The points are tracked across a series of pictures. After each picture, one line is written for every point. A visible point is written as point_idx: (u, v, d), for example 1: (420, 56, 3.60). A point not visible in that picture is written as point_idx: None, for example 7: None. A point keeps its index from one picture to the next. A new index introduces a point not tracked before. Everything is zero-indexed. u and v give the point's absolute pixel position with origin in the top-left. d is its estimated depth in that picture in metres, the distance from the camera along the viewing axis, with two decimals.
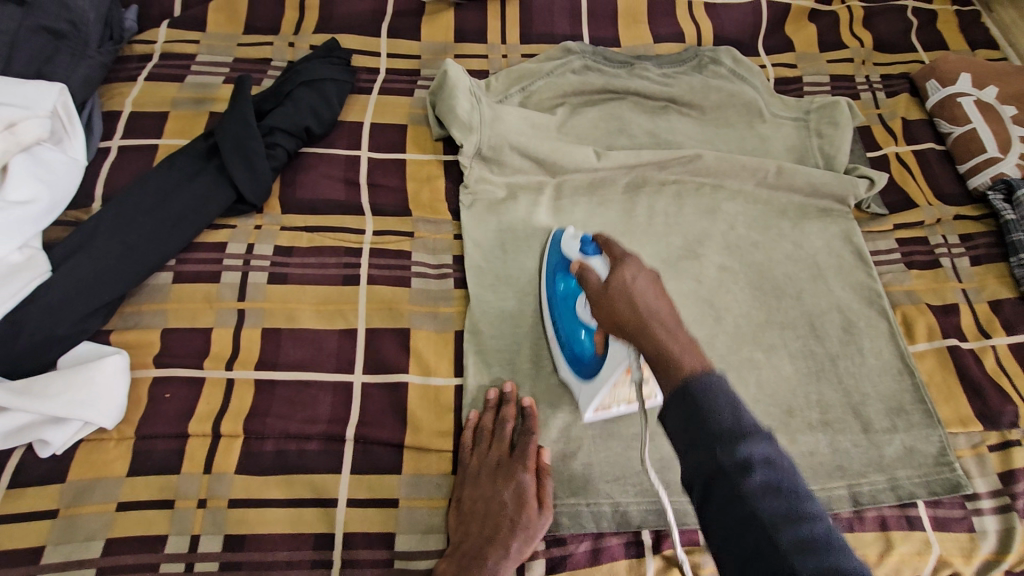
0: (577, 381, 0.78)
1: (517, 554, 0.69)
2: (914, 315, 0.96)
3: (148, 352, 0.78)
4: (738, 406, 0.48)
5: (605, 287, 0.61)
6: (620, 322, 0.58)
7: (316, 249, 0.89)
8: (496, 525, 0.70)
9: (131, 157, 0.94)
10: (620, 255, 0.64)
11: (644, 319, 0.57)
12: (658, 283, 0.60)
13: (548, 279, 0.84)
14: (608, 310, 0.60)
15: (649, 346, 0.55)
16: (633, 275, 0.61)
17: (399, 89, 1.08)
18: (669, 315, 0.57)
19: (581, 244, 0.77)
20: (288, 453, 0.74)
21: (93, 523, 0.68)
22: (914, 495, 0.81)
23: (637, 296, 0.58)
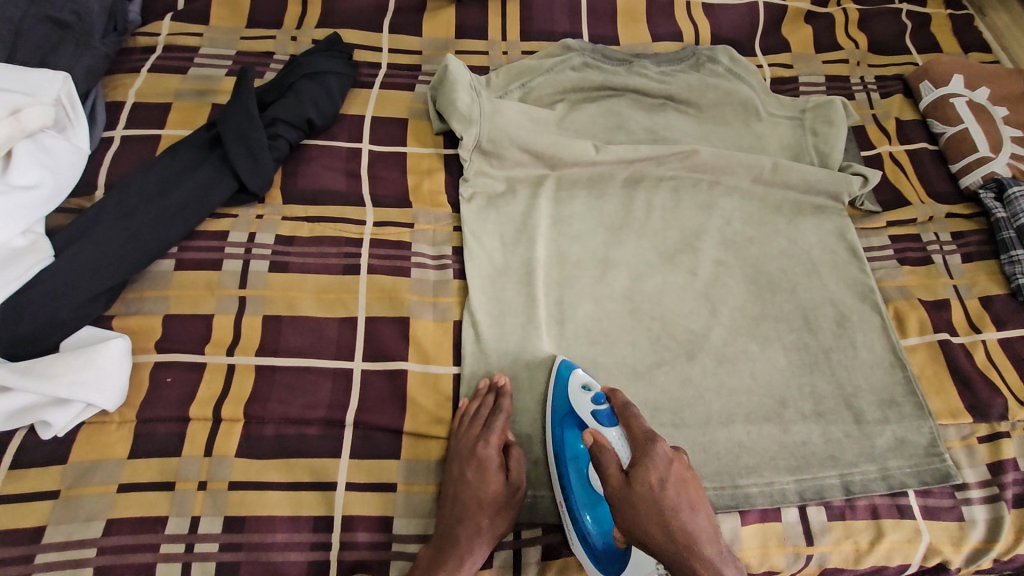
0: (593, 570, 0.71)
1: (489, 532, 0.70)
2: (906, 309, 0.97)
3: (150, 337, 0.79)
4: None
5: (631, 489, 0.64)
6: (653, 544, 0.62)
7: (317, 239, 0.90)
8: (472, 505, 0.71)
9: (134, 146, 0.95)
10: (644, 445, 0.66)
11: (681, 547, 0.61)
12: (685, 485, 0.65)
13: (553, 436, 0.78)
14: (635, 522, 0.63)
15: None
16: (662, 480, 0.64)
17: (401, 83, 1.09)
18: (704, 533, 0.63)
19: (596, 412, 0.76)
20: (288, 438, 0.75)
21: (94, 503, 0.68)
22: (904, 484, 0.82)
23: (666, 508, 0.62)
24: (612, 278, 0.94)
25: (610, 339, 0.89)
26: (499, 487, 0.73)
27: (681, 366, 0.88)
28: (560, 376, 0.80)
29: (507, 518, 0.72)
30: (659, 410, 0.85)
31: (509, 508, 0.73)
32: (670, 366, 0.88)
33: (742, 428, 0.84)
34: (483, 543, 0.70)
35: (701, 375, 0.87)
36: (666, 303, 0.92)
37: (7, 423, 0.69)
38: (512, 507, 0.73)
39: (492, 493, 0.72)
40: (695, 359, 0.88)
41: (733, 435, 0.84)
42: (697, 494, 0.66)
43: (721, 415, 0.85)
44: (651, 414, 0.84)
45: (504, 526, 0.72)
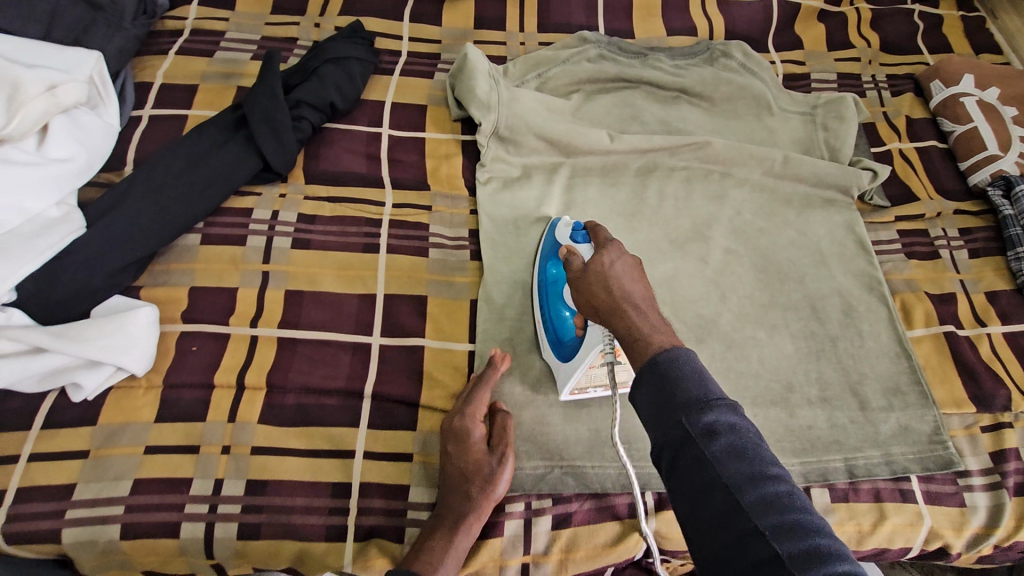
0: (556, 361, 0.80)
1: (478, 500, 0.71)
2: (913, 302, 0.99)
3: (177, 308, 0.82)
4: (704, 377, 0.51)
5: (585, 268, 0.65)
6: (597, 305, 0.62)
7: (338, 218, 0.92)
8: (460, 475, 0.72)
9: (162, 126, 0.97)
10: (603, 240, 0.68)
11: (617, 302, 0.60)
12: (636, 269, 0.64)
13: (540, 264, 0.87)
14: (586, 292, 0.63)
15: (619, 325, 0.59)
16: (612, 259, 0.64)
17: (420, 71, 1.12)
18: (642, 297, 0.61)
19: (572, 232, 0.82)
20: (308, 406, 0.77)
21: (122, 464, 0.71)
22: (908, 470, 0.84)
23: (612, 279, 0.62)
24: None
25: None
26: (487, 456, 0.74)
27: (691, 349, 0.90)
28: (553, 223, 0.90)
29: (498, 485, 0.72)
30: None
31: (500, 476, 0.73)
32: None
33: (749, 411, 0.86)
34: (475, 511, 0.71)
35: (709, 358, 0.89)
36: (676, 289, 0.94)
37: (41, 384, 0.72)
38: (504, 474, 0.73)
39: (478, 461, 0.73)
40: (704, 343, 0.90)
41: None
42: (647, 281, 0.64)
43: (729, 397, 0.87)
44: None
45: (497, 494, 0.72)
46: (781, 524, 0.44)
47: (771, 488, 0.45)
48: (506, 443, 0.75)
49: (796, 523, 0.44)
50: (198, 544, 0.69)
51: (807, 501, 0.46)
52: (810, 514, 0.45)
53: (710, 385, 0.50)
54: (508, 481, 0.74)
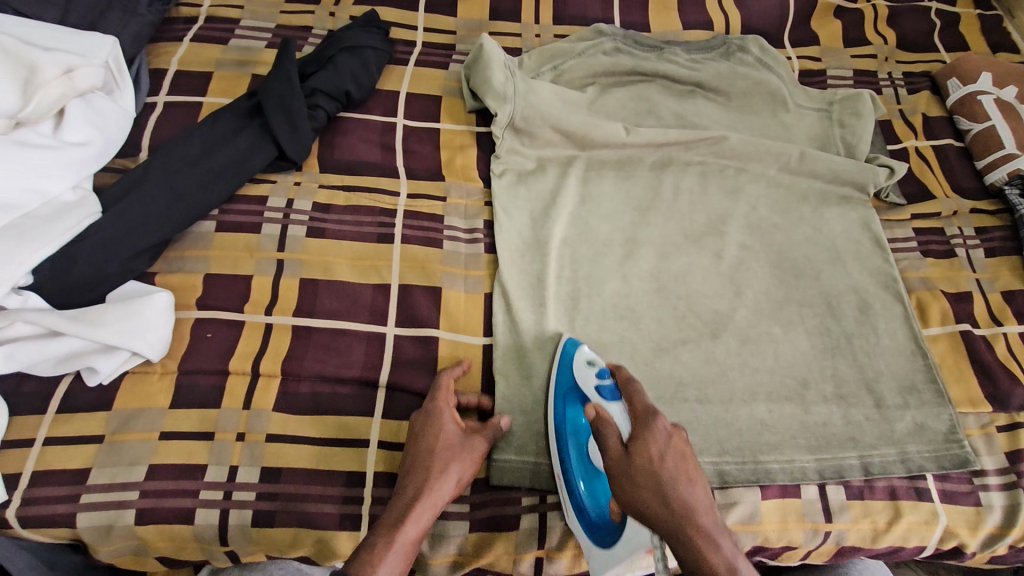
0: (588, 543, 0.71)
1: (438, 478, 0.67)
2: (928, 300, 0.98)
3: (192, 294, 0.81)
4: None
5: (631, 461, 0.66)
6: (648, 512, 0.63)
7: (352, 208, 0.92)
8: (420, 453, 0.69)
9: (176, 112, 0.97)
10: (645, 421, 0.69)
11: (677, 516, 0.62)
12: (685, 460, 0.66)
13: (555, 415, 0.78)
14: (635, 493, 0.64)
15: (681, 548, 0.61)
16: (661, 451, 0.66)
17: (435, 61, 1.11)
18: (702, 507, 0.63)
19: (599, 386, 0.76)
20: (323, 396, 0.77)
21: (136, 449, 0.71)
22: (923, 468, 0.83)
23: (665, 479, 0.64)
24: (639, 256, 0.95)
25: (636, 315, 0.90)
26: (453, 438, 0.71)
27: (706, 344, 0.89)
28: (565, 352, 0.81)
29: (460, 467, 0.69)
30: (683, 385, 0.86)
31: (462, 458, 0.69)
32: (694, 344, 0.89)
33: (764, 407, 0.86)
34: (433, 488, 0.66)
35: (725, 354, 0.89)
36: (691, 284, 0.94)
37: (57, 368, 0.72)
38: (467, 459, 0.70)
39: (444, 442, 0.70)
40: (720, 338, 0.90)
41: (755, 413, 0.85)
42: (698, 471, 0.66)
43: (743, 393, 0.86)
44: (675, 389, 0.86)
45: (457, 477, 0.68)
46: None
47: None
48: (473, 433, 0.73)
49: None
50: (213, 531, 0.69)
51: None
52: None
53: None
54: (471, 469, 0.70)
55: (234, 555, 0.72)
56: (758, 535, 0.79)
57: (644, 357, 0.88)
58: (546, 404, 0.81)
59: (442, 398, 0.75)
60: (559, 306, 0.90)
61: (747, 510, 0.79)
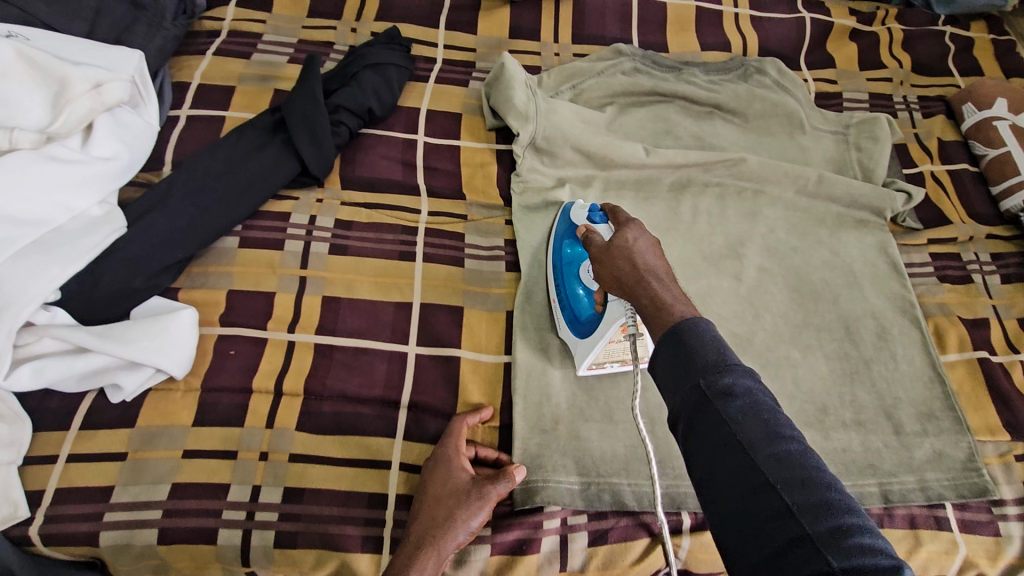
0: (574, 339, 0.83)
1: (445, 528, 0.67)
2: (946, 326, 0.99)
3: (215, 311, 0.81)
4: (722, 344, 0.53)
5: (607, 245, 0.69)
6: (621, 276, 0.66)
7: (374, 225, 0.92)
8: (430, 499, 0.69)
9: (200, 127, 0.97)
10: (625, 219, 0.71)
11: (641, 276, 0.64)
12: (658, 246, 0.68)
13: (556, 246, 0.89)
14: (609, 266, 0.67)
15: (642, 295, 0.63)
16: (636, 236, 0.68)
17: (455, 79, 1.12)
18: (664, 270, 0.65)
19: (590, 213, 0.83)
20: (345, 414, 0.77)
21: (160, 468, 0.71)
22: (943, 497, 0.83)
23: (636, 254, 0.66)
24: None
25: None
26: (462, 482, 0.71)
27: None
28: (566, 207, 0.92)
29: (467, 515, 0.68)
30: None
31: (470, 506, 0.68)
32: None
33: None
34: (440, 538, 0.66)
35: None
36: (710, 306, 0.94)
37: (83, 384, 0.72)
38: (476, 504, 0.68)
39: (451, 489, 0.70)
40: None
41: None
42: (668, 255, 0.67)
43: None
44: None
45: (467, 522, 0.67)
46: (795, 476, 0.46)
47: (784, 447, 0.47)
48: (486, 476, 0.72)
49: (824, 499, 0.44)
50: (235, 552, 0.69)
51: (817, 459, 0.47)
52: (823, 471, 0.46)
53: (729, 351, 0.53)
54: (483, 515, 0.69)
55: None
56: None
57: None
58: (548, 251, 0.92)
59: (453, 440, 0.74)
60: None
61: None
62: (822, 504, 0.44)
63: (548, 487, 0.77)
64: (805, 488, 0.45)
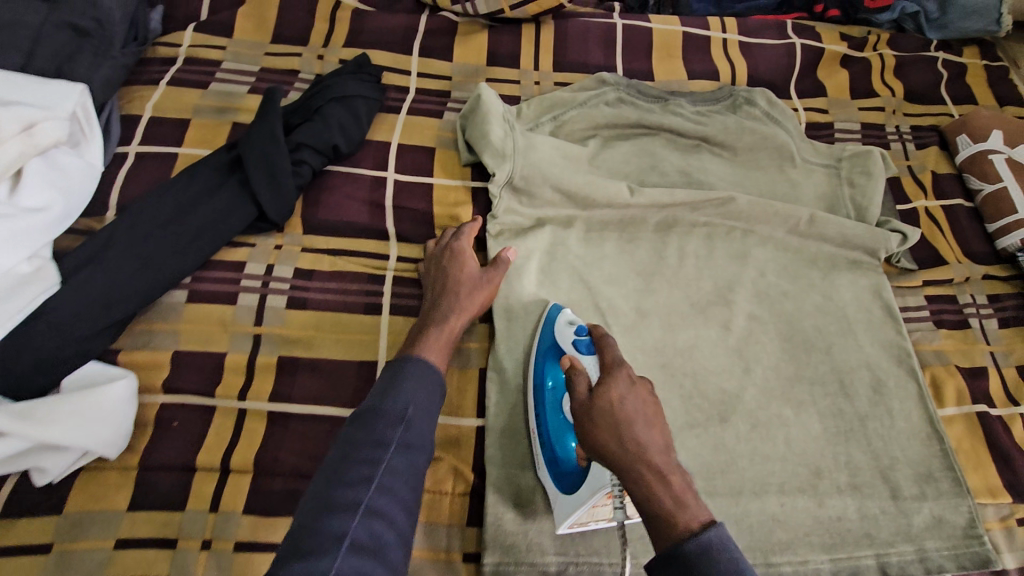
0: (555, 491, 0.72)
1: (467, 302, 0.81)
2: (943, 377, 0.94)
3: (158, 375, 0.74)
4: (739, 572, 0.52)
5: (591, 401, 0.65)
6: (608, 454, 0.62)
7: (337, 274, 0.85)
8: (450, 281, 0.82)
9: (149, 164, 0.90)
10: (610, 366, 0.68)
11: (631, 456, 0.60)
12: (648, 403, 0.64)
13: (535, 369, 0.79)
14: (593, 435, 0.63)
15: (634, 486, 0.60)
16: (622, 394, 0.64)
17: (429, 110, 1.05)
18: (656, 447, 0.61)
19: (576, 341, 0.77)
20: (299, 493, 0.70)
21: (87, 561, 0.63)
22: (942, 568, 0.79)
23: (621, 419, 0.62)
24: (644, 328, 0.90)
25: None
26: (472, 273, 0.83)
27: (714, 430, 0.84)
28: (549, 316, 0.83)
29: (483, 294, 0.83)
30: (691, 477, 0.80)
31: (484, 288, 0.83)
32: (702, 428, 0.84)
33: (777, 500, 0.80)
34: (463, 311, 0.80)
35: (735, 440, 0.83)
36: (697, 359, 0.89)
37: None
38: (482, 288, 0.83)
39: (466, 275, 0.83)
40: (729, 422, 0.84)
41: (767, 507, 0.80)
42: (658, 416, 0.64)
43: (754, 484, 0.81)
44: None
45: (475, 306, 0.82)
46: None
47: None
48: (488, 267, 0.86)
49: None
50: None
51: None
52: None
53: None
54: (486, 299, 0.83)
55: None
56: None
57: None
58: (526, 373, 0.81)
59: (460, 236, 0.87)
60: None
61: None
62: None
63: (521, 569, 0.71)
64: None
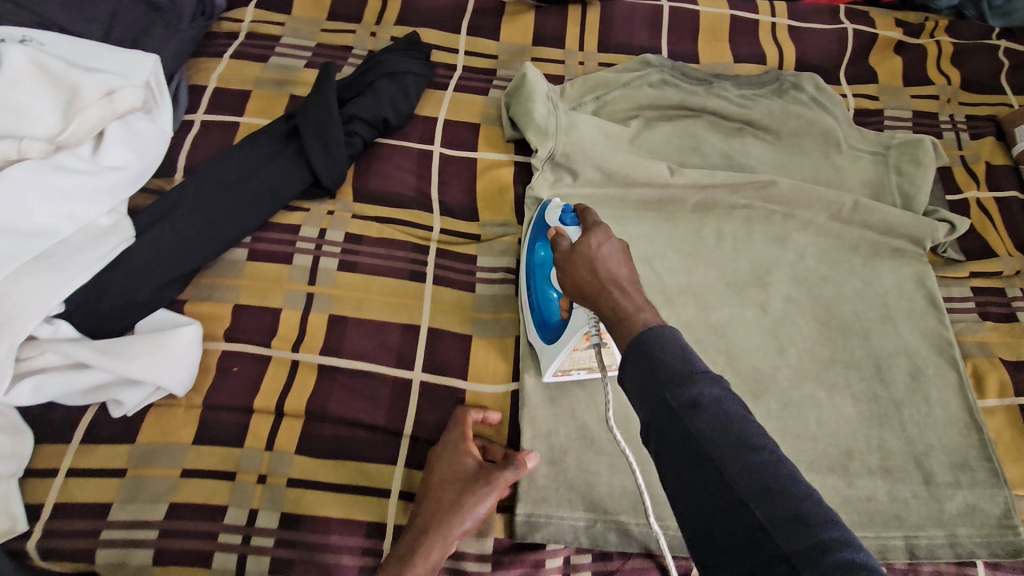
0: (540, 343, 0.80)
1: (449, 513, 0.67)
2: (985, 368, 0.92)
3: (220, 325, 0.80)
4: (688, 351, 0.51)
5: (571, 250, 0.65)
6: (582, 284, 0.62)
7: (385, 241, 0.89)
8: (439, 482, 0.70)
9: (214, 131, 0.96)
10: (592, 225, 0.68)
11: (602, 281, 0.60)
12: (623, 251, 0.64)
13: (528, 243, 0.85)
14: (570, 274, 0.63)
15: (603, 306, 0.59)
16: (601, 241, 0.64)
17: (475, 87, 1.08)
18: (628, 279, 0.61)
19: (561, 214, 0.79)
20: (346, 438, 0.75)
21: (158, 486, 0.70)
22: (973, 555, 0.78)
23: (598, 258, 0.63)
24: (680, 306, 0.91)
25: None
26: (465, 477, 0.70)
27: (745, 405, 0.85)
28: (543, 202, 0.88)
29: (475, 499, 0.68)
30: None
31: (476, 492, 0.69)
32: None
33: (805, 476, 0.81)
34: (446, 520, 0.67)
35: (766, 416, 0.84)
36: (731, 337, 0.90)
37: (85, 398, 0.71)
38: (473, 497, 0.68)
39: (459, 477, 0.70)
40: (760, 399, 0.85)
41: None
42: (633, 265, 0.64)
43: None
44: None
45: (473, 513, 0.68)
46: (769, 494, 0.44)
47: (761, 462, 0.45)
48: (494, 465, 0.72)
49: (804, 513, 0.43)
50: None
51: (792, 468, 0.46)
52: (801, 485, 0.45)
53: (696, 357, 0.51)
54: (488, 506, 0.69)
55: None
56: None
57: None
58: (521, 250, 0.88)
59: (460, 426, 0.74)
60: None
61: None
62: (800, 521, 0.42)
63: (553, 522, 0.74)
64: (782, 507, 0.43)
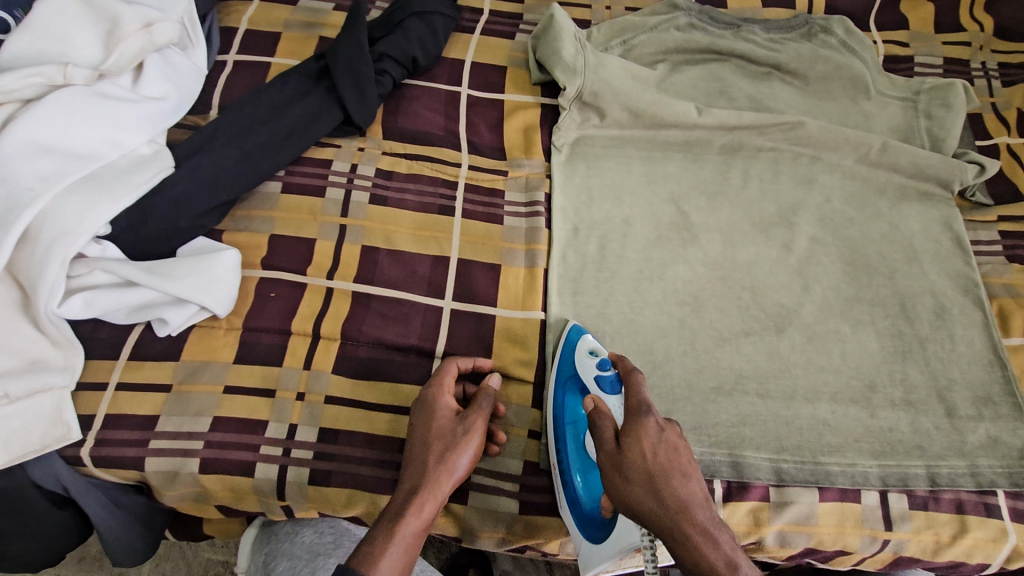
0: (580, 538, 0.69)
1: (435, 466, 0.64)
2: (1011, 308, 0.92)
3: (257, 253, 0.83)
4: None
5: (617, 451, 0.62)
6: (638, 506, 0.60)
7: (414, 177, 0.91)
8: (421, 441, 0.66)
9: (246, 71, 0.97)
10: (637, 407, 0.65)
11: (669, 511, 0.58)
12: (678, 455, 0.62)
13: (555, 406, 0.75)
14: (624, 491, 0.61)
15: (679, 547, 0.57)
16: (650, 447, 0.61)
17: (501, 31, 1.08)
18: (696, 501, 0.59)
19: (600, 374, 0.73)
20: (380, 361, 0.78)
21: (202, 401, 0.73)
22: (994, 483, 0.79)
23: (654, 473, 0.60)
24: (705, 243, 0.92)
25: (699, 302, 0.88)
26: (446, 430, 0.67)
27: (770, 338, 0.86)
28: (569, 341, 0.78)
29: (460, 450, 0.65)
30: (744, 379, 0.83)
31: (460, 442, 0.66)
32: (758, 336, 0.86)
33: (827, 406, 0.82)
34: (433, 475, 0.63)
35: (790, 349, 0.86)
36: (756, 274, 0.90)
37: (130, 317, 0.75)
38: (458, 447, 0.65)
39: (439, 431, 0.67)
40: (784, 333, 0.87)
41: (817, 412, 0.82)
42: (693, 467, 0.62)
43: (806, 390, 0.83)
44: (736, 381, 0.83)
45: (457, 465, 0.65)
46: None
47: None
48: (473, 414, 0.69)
49: None
50: (272, 485, 0.71)
51: None
52: None
53: None
54: (471, 455, 0.66)
55: (289, 510, 0.74)
56: (813, 537, 0.76)
57: (705, 348, 0.85)
58: (544, 393, 0.78)
59: (439, 381, 0.72)
60: (621, 288, 0.87)
61: (804, 509, 0.77)
62: None
63: None
64: None
